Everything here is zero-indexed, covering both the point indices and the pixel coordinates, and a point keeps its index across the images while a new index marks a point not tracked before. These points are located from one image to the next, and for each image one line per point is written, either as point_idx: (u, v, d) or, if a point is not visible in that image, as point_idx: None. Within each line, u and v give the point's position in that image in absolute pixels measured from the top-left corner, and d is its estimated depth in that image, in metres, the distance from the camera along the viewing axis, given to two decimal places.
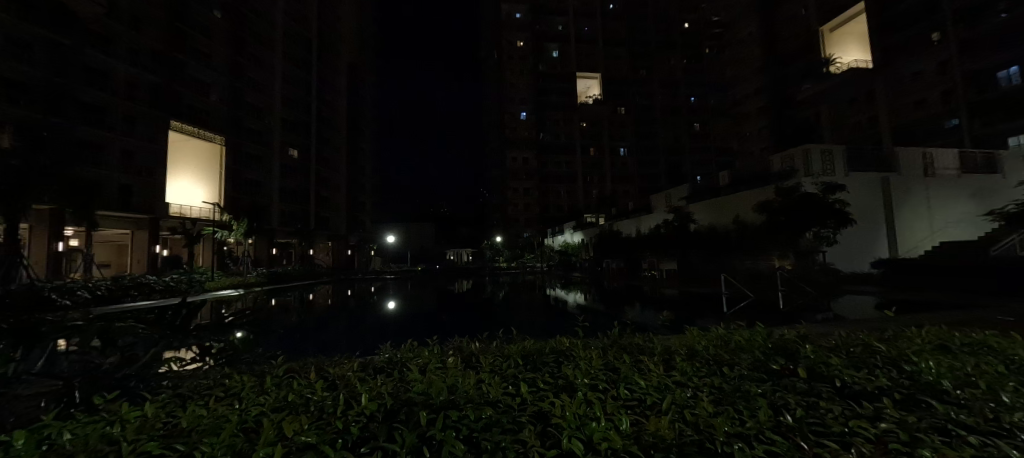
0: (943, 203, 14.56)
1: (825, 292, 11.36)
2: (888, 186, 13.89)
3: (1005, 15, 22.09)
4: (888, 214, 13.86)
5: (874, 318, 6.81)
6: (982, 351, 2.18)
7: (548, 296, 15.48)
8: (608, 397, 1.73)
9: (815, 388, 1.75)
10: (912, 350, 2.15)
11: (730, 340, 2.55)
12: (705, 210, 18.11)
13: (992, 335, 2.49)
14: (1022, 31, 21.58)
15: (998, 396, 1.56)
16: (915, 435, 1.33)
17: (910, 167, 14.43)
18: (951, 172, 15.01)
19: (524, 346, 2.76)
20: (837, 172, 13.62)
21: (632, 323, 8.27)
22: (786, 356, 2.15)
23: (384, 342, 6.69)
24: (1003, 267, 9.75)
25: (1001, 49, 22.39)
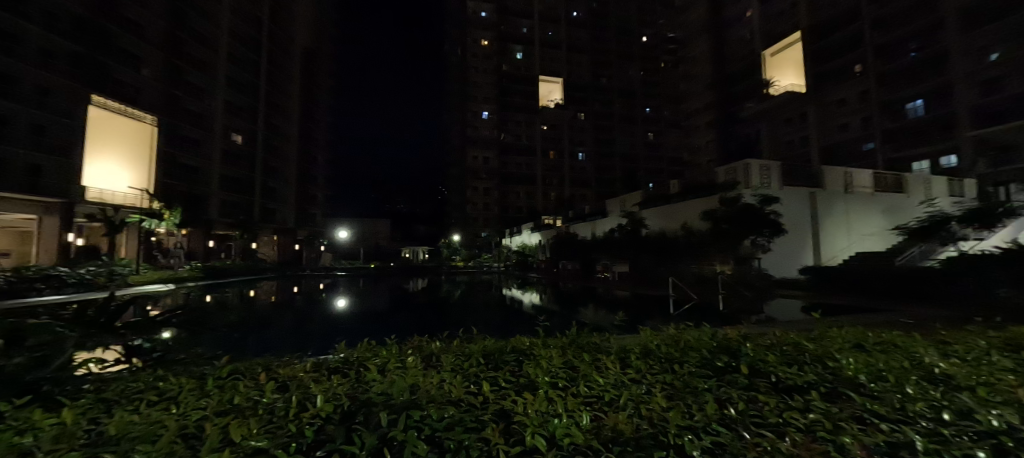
0: (859, 219, 16.18)
1: (761, 296, 12.40)
2: (815, 198, 15.53)
3: (914, 54, 24.87)
4: (813, 226, 15.46)
5: (804, 319, 7.43)
6: (888, 348, 2.49)
7: (504, 296, 15.55)
8: (569, 394, 1.79)
9: (753, 383, 1.92)
10: (834, 348, 2.41)
11: (680, 340, 2.70)
12: (657, 216, 19.14)
13: (898, 336, 2.83)
14: (927, 69, 24.57)
15: (904, 388, 1.77)
16: (838, 425, 1.49)
17: (833, 185, 15.97)
18: (867, 190, 16.52)
19: (484, 345, 2.76)
20: (773, 186, 15.10)
21: (588, 323, 8.52)
22: (728, 354, 2.32)
23: (336, 341, 6.47)
24: (911, 273, 11.08)
25: (910, 84, 25.31)
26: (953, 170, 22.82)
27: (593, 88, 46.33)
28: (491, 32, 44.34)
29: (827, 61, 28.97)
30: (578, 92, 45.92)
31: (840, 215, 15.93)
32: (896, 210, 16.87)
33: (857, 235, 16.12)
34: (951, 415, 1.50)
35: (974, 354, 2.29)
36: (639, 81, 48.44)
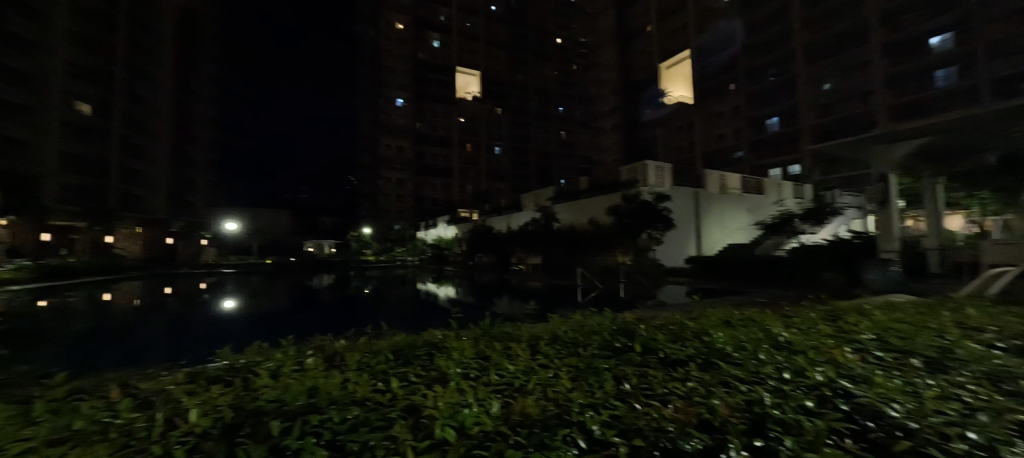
0: (731, 215, 18.98)
1: (654, 284, 13.91)
2: (698, 197, 17.82)
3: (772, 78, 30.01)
4: (696, 221, 17.73)
5: (688, 303, 8.50)
6: (750, 324, 2.95)
7: (419, 290, 15.16)
8: (480, 384, 1.80)
9: (645, 360, 2.14)
10: (708, 325, 2.79)
11: (585, 325, 2.88)
12: (568, 211, 20.19)
13: (756, 312, 3.38)
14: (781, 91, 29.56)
15: (759, 355, 2.12)
16: (710, 390, 1.74)
17: (711, 185, 18.49)
18: (737, 191, 19.44)
19: (394, 340, 2.64)
20: (666, 185, 16.84)
21: (502, 314, 8.72)
22: (626, 335, 2.55)
23: (221, 346, 5.75)
24: (768, 261, 13.31)
25: (769, 103, 30.29)
26: (798, 177, 27.90)
27: (510, 83, 47.06)
28: (406, 15, 42.43)
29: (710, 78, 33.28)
30: (496, 86, 46.29)
31: (716, 212, 18.51)
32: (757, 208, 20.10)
33: (728, 229, 18.87)
34: (791, 374, 1.84)
35: (806, 324, 2.83)
36: (554, 81, 50.44)
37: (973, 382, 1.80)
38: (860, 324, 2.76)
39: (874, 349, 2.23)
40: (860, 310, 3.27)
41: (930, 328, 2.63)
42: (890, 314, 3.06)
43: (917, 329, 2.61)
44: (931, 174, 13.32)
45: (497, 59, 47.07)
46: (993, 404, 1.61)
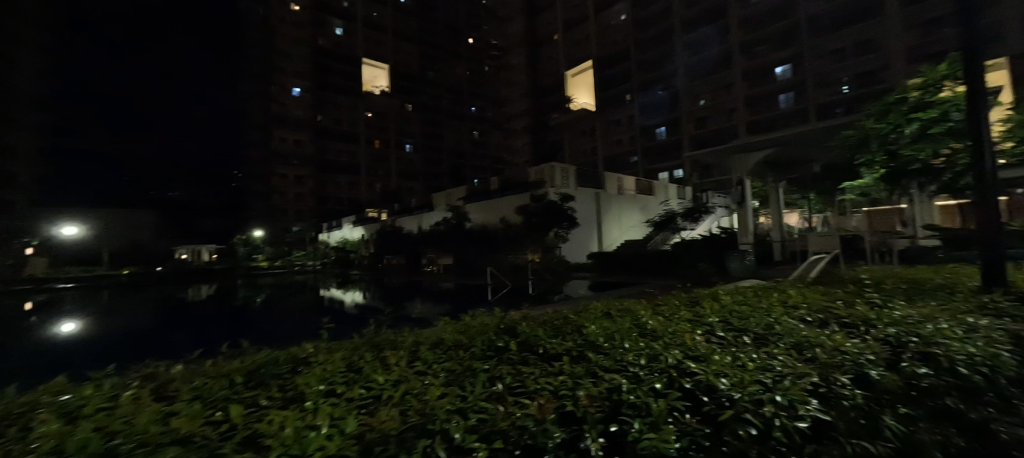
0: (626, 214, 20.81)
1: (560, 279, 14.69)
2: (598, 197, 19.19)
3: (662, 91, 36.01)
4: (597, 220, 19.06)
5: (588, 296, 9.11)
6: (625, 314, 3.18)
7: (321, 297, 13.96)
8: (341, 401, 1.62)
9: (522, 358, 2.15)
10: (588, 319, 2.93)
11: (472, 326, 2.83)
12: (479, 211, 20.17)
13: (633, 302, 3.68)
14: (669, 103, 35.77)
15: (626, 343, 2.26)
16: (577, 382, 1.80)
17: (609, 187, 20.09)
18: (631, 192, 21.36)
19: (252, 359, 2.29)
20: (570, 185, 17.95)
21: (410, 317, 8.48)
22: (509, 333, 2.55)
23: (25, 382, 4.74)
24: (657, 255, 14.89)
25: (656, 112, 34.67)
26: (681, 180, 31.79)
27: (420, 80, 45.79)
28: None
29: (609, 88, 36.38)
30: (406, 81, 44.70)
31: (614, 211, 20.15)
32: (648, 207, 22.33)
33: (624, 227, 20.57)
34: (649, 360, 1.98)
35: (670, 311, 3.15)
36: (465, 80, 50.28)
37: (783, 353, 2.15)
38: (712, 308, 3.16)
39: (717, 329, 2.56)
40: (714, 296, 3.77)
41: (761, 308, 3.13)
42: (735, 297, 3.58)
43: (752, 310, 3.08)
44: (774, 177, 16.10)
45: (406, 54, 45.67)
46: (793, 370, 1.94)
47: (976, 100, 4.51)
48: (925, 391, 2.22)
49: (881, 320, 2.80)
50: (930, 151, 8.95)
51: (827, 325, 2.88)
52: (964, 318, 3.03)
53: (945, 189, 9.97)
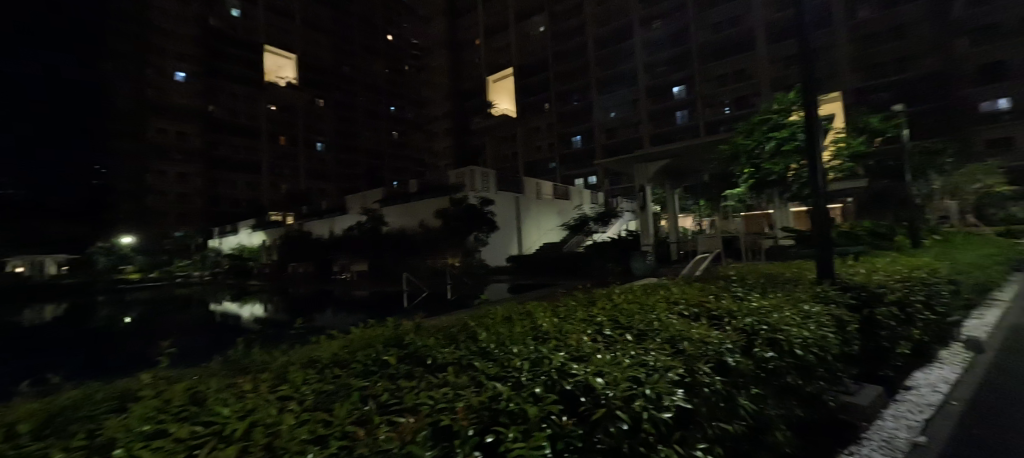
0: (544, 217, 21.57)
1: (480, 283, 14.74)
2: (518, 201, 19.62)
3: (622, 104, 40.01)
4: (517, 223, 19.44)
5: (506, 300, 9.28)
6: (524, 317, 3.19)
7: (210, 312, 12.27)
8: (167, 441, 1.33)
9: (407, 370, 2.00)
10: (485, 325, 2.88)
11: (360, 340, 2.60)
12: (397, 214, 18.82)
13: (535, 306, 3.74)
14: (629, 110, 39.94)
15: (517, 347, 2.25)
16: (459, 393, 1.71)
17: (529, 191, 20.65)
18: (549, 196, 22.21)
19: (58, 400, 1.81)
20: (491, 190, 18.10)
21: (317, 330, 7.87)
22: (397, 345, 2.38)
23: None
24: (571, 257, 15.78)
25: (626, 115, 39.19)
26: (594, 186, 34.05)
27: None
28: None
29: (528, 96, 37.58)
30: None
31: (533, 215, 20.77)
32: (565, 211, 23.37)
33: (542, 230, 21.27)
34: (536, 363, 1.98)
35: (567, 313, 3.24)
36: None
37: (657, 347, 2.31)
38: (604, 307, 3.31)
39: (606, 328, 2.67)
40: (610, 296, 3.99)
41: (646, 305, 3.38)
42: (626, 297, 3.84)
43: (639, 307, 3.30)
44: (671, 185, 18.02)
45: None
46: (664, 363, 2.08)
47: (812, 121, 5.43)
48: (768, 371, 2.59)
49: (740, 311, 3.21)
50: (783, 165, 11.06)
51: (700, 318, 3.20)
52: (801, 305, 3.62)
53: (794, 198, 12.21)
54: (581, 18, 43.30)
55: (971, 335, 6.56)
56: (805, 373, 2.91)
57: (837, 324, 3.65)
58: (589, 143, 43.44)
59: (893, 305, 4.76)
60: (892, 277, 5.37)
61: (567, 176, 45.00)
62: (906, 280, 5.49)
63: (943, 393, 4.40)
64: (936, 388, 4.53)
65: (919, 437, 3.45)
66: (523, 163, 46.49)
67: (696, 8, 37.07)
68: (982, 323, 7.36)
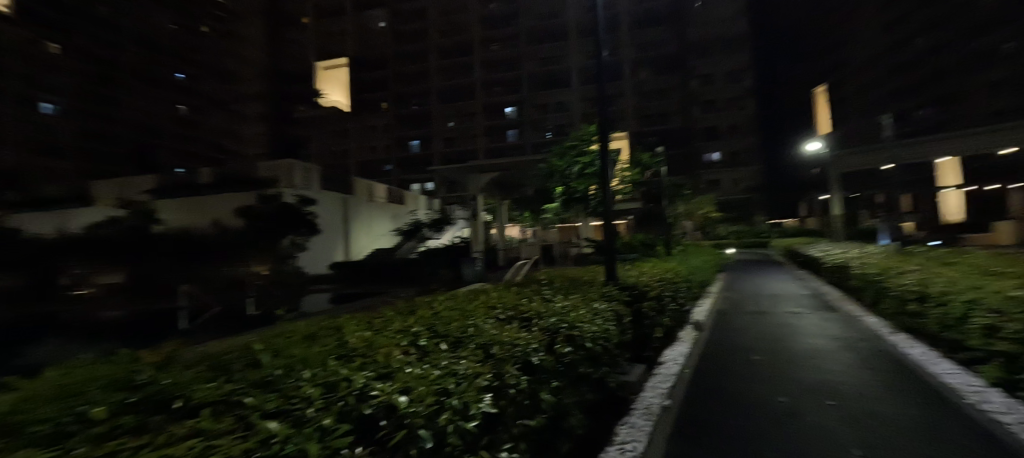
0: (377, 221, 20.38)
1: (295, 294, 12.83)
2: (345, 202, 17.94)
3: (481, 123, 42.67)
4: (344, 227, 17.76)
5: (325, 312, 8.57)
6: (331, 333, 2.79)
7: None
8: None
9: (132, 422, 1.40)
10: (277, 346, 2.35)
11: (60, 386, 1.75)
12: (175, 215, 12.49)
13: (347, 319, 3.31)
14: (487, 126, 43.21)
15: (312, 372, 1.86)
16: (201, 445, 1.24)
17: (360, 193, 19.16)
18: (383, 200, 21.13)
19: None
20: (312, 188, 15.55)
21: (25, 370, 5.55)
22: (129, 388, 1.69)
23: None
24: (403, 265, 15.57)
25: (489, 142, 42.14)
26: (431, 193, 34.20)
27: None
28: None
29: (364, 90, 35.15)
30: None
31: (364, 218, 19.36)
32: (399, 216, 22.64)
33: (374, 234, 19.88)
34: (338, 388, 1.66)
35: (383, 324, 2.99)
36: None
37: (470, 355, 2.32)
38: (424, 316, 3.20)
39: (420, 338, 2.55)
40: (432, 303, 3.90)
41: (466, 312, 3.41)
42: (449, 304, 3.79)
43: (458, 314, 3.31)
44: (500, 196, 19.55)
45: None
46: (474, 370, 2.09)
47: (604, 154, 6.52)
48: (565, 364, 2.91)
49: (546, 312, 3.56)
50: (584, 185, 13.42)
51: (512, 321, 3.41)
52: (593, 304, 4.28)
53: (593, 214, 14.89)
54: (423, 24, 43.47)
55: (696, 318, 9.13)
56: (594, 362, 3.41)
57: (617, 317, 4.48)
58: (426, 150, 43.43)
59: (652, 300, 6.19)
60: (653, 277, 7.00)
61: (401, 180, 43.70)
62: (663, 282, 7.23)
63: (681, 364, 5.93)
64: (676, 361, 6.07)
65: (665, 401, 4.52)
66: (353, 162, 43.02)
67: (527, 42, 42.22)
68: (703, 309, 10.38)
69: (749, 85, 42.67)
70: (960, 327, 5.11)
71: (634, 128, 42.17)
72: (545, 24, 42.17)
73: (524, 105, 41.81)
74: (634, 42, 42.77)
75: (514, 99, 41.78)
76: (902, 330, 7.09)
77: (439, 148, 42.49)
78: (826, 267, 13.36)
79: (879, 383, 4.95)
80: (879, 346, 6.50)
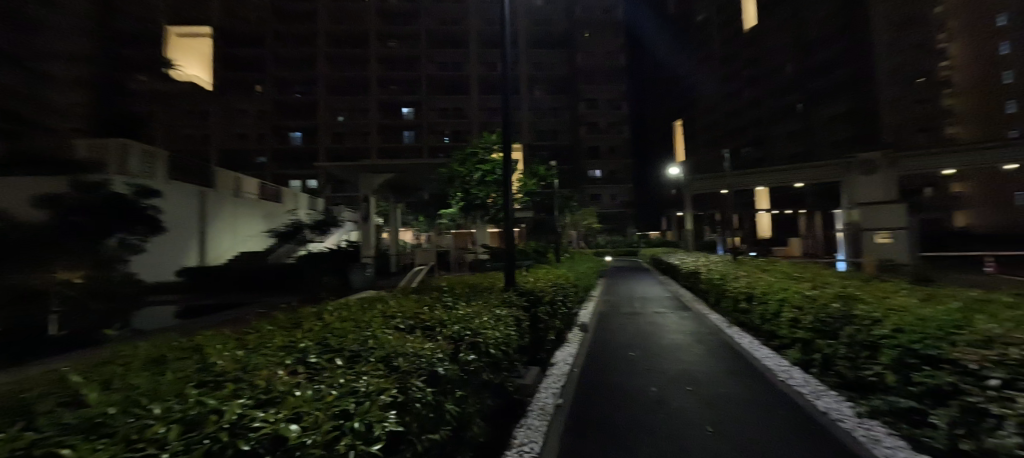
0: (242, 221, 18.02)
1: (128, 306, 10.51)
2: (202, 199, 15.54)
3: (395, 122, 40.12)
4: (199, 227, 15.35)
5: (174, 328, 7.42)
6: (189, 355, 2.29)
7: None
8: None
9: None
10: (109, 374, 1.82)
11: None
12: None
13: (210, 337, 2.75)
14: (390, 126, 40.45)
15: (169, 401, 1.49)
16: None
17: (222, 188, 16.70)
18: (252, 196, 18.71)
19: None
20: (158, 180, 13.09)
21: None
22: None
23: None
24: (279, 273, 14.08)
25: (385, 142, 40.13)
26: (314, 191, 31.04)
27: None
28: None
29: (233, 67, 30.37)
30: None
31: (226, 217, 16.93)
32: (272, 215, 20.27)
33: (240, 236, 17.74)
34: (211, 418, 1.36)
35: (258, 341, 2.56)
36: None
37: (372, 370, 2.11)
38: (312, 329, 2.84)
39: (310, 355, 2.24)
40: (321, 314, 3.49)
41: (362, 323, 3.12)
42: (341, 315, 3.45)
43: (353, 325, 3.01)
44: (395, 199, 18.66)
45: None
46: (376, 387, 1.90)
47: (507, 163, 6.64)
48: (469, 372, 2.86)
49: (449, 320, 3.47)
50: (484, 193, 13.73)
51: (415, 330, 3.25)
52: (495, 310, 4.33)
53: (490, 221, 15.20)
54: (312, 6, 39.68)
55: (581, 320, 9.94)
56: (495, 369, 3.43)
57: (517, 322, 4.60)
58: (310, 144, 39.34)
59: (546, 305, 6.54)
60: (547, 283, 7.41)
61: (278, 175, 38.72)
62: (555, 287, 7.72)
63: (570, 364, 6.36)
64: (566, 362, 6.49)
65: (558, 400, 4.78)
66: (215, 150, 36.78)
67: (427, 43, 41.57)
68: (587, 312, 11.36)
69: (625, 112, 48.55)
70: (774, 320, 6.52)
71: (528, 141, 44.52)
72: (446, 29, 42.09)
73: (421, 107, 40.84)
74: (531, 60, 45.45)
75: (412, 99, 40.57)
76: (735, 324, 8.76)
77: (325, 143, 38.85)
78: (682, 273, 15.84)
79: (722, 369, 6.00)
80: (720, 338, 7.91)
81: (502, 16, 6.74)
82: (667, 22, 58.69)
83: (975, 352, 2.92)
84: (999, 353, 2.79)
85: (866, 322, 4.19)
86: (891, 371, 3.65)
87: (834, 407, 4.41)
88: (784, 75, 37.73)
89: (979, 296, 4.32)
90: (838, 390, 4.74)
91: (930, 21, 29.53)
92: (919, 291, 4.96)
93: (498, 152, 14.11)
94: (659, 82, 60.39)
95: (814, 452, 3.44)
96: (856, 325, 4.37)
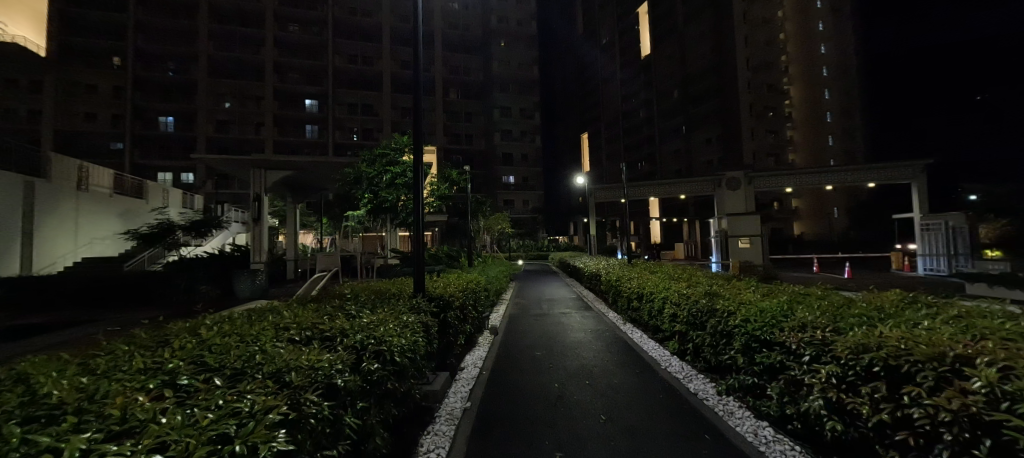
0: (90, 221, 14.97)
1: None
2: (32, 192, 12.61)
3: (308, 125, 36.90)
4: (24, 227, 12.38)
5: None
6: (15, 385, 1.89)
7: None
8: None
9: None
10: None
11: None
12: None
13: (48, 360, 2.31)
14: (285, 117, 36.85)
15: (4, 437, 1.27)
16: None
17: (59, 178, 13.74)
18: (103, 190, 15.66)
19: None
20: None
21: None
22: None
23: None
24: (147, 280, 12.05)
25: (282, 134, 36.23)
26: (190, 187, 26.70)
27: None
28: None
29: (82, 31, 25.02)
30: None
31: (64, 215, 13.92)
32: (130, 213, 17.15)
33: (85, 238, 14.73)
34: (83, 449, 1.23)
35: (112, 365, 2.18)
36: None
37: (258, 388, 1.94)
38: (183, 347, 2.51)
39: (181, 376, 1.98)
40: (195, 330, 3.07)
41: (248, 337, 2.83)
42: (224, 328, 3.11)
43: (237, 341, 2.71)
44: (293, 199, 16.94)
45: None
46: (263, 406, 1.77)
47: (417, 165, 6.43)
48: (371, 381, 2.78)
49: (350, 329, 3.30)
50: (394, 195, 13.40)
51: (311, 342, 3.06)
52: (401, 317, 4.19)
53: (399, 224, 14.72)
54: None
55: (491, 324, 10.08)
56: (401, 377, 3.35)
57: (425, 328, 4.57)
58: (186, 131, 33.95)
59: (457, 310, 6.54)
60: (457, 287, 7.38)
61: (138, 165, 32.55)
62: (467, 291, 7.77)
63: (479, 367, 6.46)
64: (476, 365, 6.56)
65: (466, 404, 4.83)
66: (48, 129, 29.71)
67: (333, 32, 38.81)
68: (498, 315, 11.57)
69: (538, 122, 50.14)
70: (659, 316, 7.41)
71: (442, 144, 44.02)
72: (355, 20, 39.82)
73: (326, 100, 37.80)
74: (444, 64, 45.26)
75: (315, 90, 37.39)
76: (628, 322, 9.71)
77: (205, 131, 33.74)
78: (585, 276, 17.00)
79: (616, 361, 6.65)
80: (616, 334, 8.70)
81: (414, 17, 6.58)
82: (575, 43, 63.26)
83: (796, 335, 3.68)
84: (811, 334, 3.55)
85: (724, 314, 5.00)
86: (741, 353, 4.44)
87: (702, 387, 5.17)
88: (670, 99, 43.08)
89: (802, 289, 5.47)
90: (705, 374, 5.61)
91: (775, 66, 36.19)
92: (761, 288, 6.05)
93: (409, 153, 14.11)
94: (568, 97, 64.60)
95: (679, 430, 4.01)
96: (716, 317, 5.18)
